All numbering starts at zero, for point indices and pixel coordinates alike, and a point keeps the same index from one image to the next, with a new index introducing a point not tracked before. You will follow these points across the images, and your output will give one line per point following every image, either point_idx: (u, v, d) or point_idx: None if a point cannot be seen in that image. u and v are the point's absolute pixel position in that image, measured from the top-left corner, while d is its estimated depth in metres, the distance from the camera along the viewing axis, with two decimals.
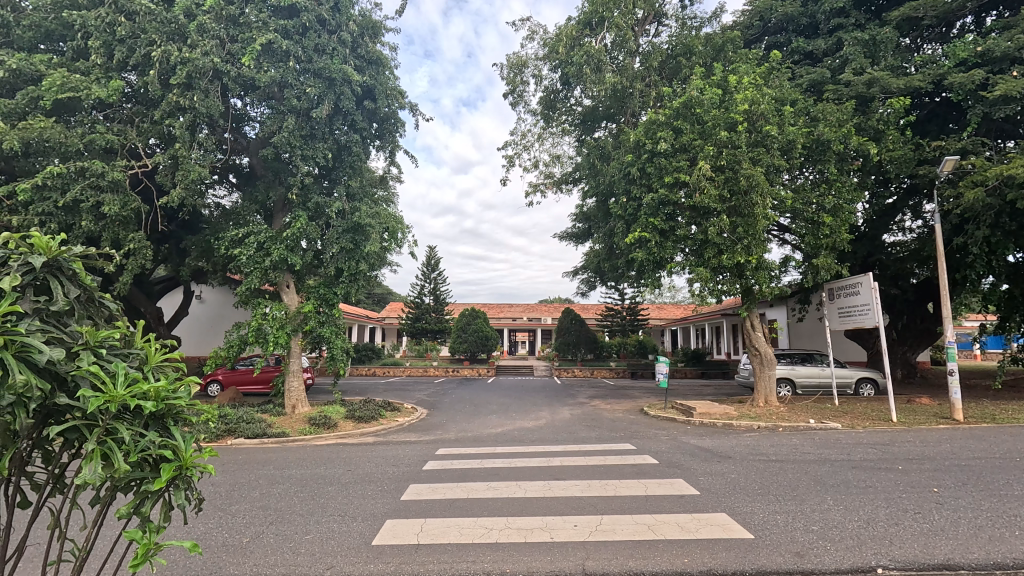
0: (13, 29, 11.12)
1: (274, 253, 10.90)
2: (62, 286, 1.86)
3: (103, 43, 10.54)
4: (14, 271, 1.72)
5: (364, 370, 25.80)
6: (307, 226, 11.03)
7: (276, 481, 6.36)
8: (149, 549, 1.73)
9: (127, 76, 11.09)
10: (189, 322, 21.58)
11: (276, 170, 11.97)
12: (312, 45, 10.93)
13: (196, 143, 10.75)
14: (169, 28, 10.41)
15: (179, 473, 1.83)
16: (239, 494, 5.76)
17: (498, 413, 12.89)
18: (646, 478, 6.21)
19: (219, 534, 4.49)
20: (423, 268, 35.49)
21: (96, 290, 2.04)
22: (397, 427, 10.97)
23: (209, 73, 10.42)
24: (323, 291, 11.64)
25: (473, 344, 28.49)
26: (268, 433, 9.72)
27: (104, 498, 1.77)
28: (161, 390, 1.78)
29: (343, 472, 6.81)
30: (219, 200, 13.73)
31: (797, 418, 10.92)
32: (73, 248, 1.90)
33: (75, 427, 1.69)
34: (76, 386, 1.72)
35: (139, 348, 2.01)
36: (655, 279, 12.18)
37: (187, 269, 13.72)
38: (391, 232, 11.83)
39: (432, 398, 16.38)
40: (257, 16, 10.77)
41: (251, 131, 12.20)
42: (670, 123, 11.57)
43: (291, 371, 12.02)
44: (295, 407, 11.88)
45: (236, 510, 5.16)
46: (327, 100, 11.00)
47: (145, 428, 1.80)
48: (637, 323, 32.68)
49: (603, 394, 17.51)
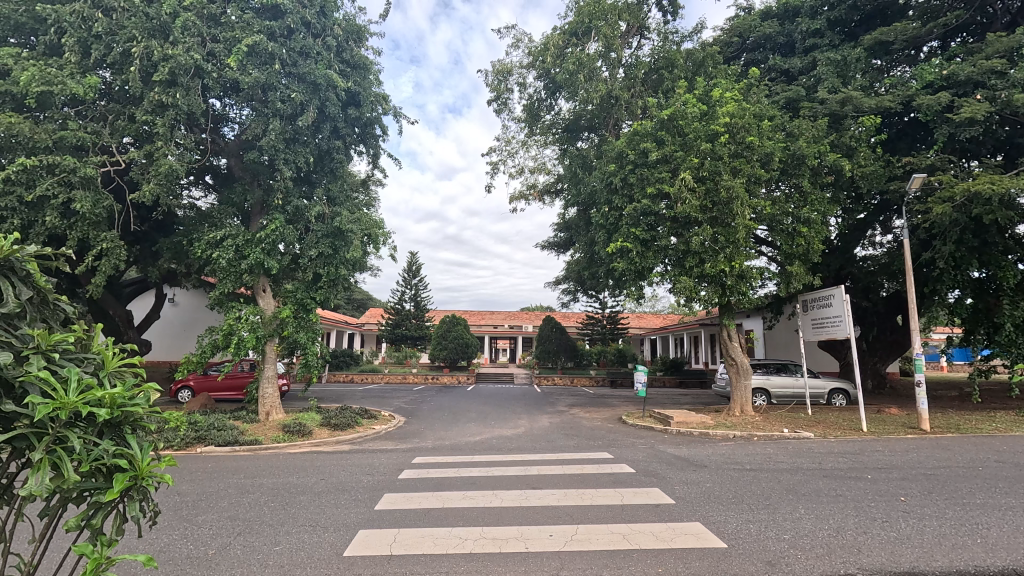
0: None
1: (250, 256, 10.70)
2: (13, 286, 1.78)
3: (77, 39, 10.30)
4: None
5: (342, 376, 25.49)
6: (284, 228, 10.81)
7: (245, 491, 6.19)
8: (100, 563, 1.65)
9: (103, 73, 10.82)
10: (161, 326, 20.98)
11: (255, 171, 11.75)
12: (298, 48, 10.84)
13: (174, 141, 10.47)
14: (151, 24, 10.21)
15: (134, 484, 1.75)
16: (206, 504, 5.60)
17: (476, 421, 12.76)
18: (623, 488, 6.21)
19: (182, 546, 4.33)
20: (404, 274, 35.19)
21: (51, 292, 1.97)
22: (374, 435, 10.83)
23: (191, 70, 10.23)
24: (301, 296, 11.42)
25: (453, 351, 28.21)
26: (239, 441, 9.49)
27: (53, 510, 1.68)
28: (117, 397, 1.71)
29: (316, 481, 6.67)
30: (194, 201, 13.44)
31: (772, 427, 11.08)
32: (26, 247, 1.83)
33: (23, 435, 1.61)
34: (24, 392, 1.65)
35: (96, 353, 1.94)
36: (636, 288, 12.23)
37: (159, 271, 13.38)
38: (372, 236, 11.65)
39: (411, 406, 16.10)
40: (241, 16, 10.59)
41: (229, 132, 11.97)
42: (653, 134, 11.78)
43: (266, 377, 11.74)
44: (269, 414, 11.60)
45: (203, 520, 5.01)
46: (311, 105, 10.94)
47: (99, 436, 1.73)
48: (617, 332, 32.80)
49: (583, 402, 17.53)
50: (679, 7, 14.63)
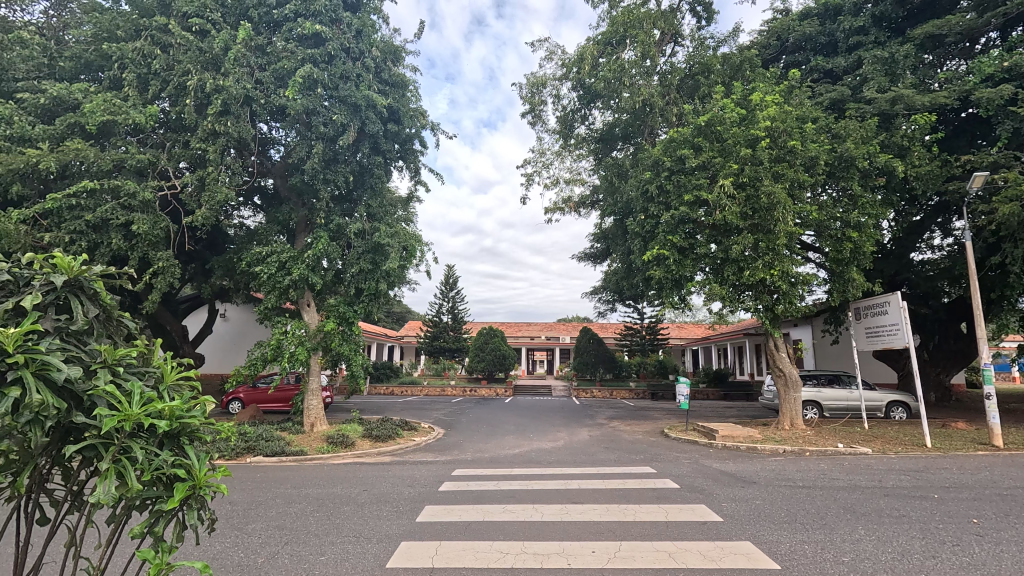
0: (56, 61, 11.62)
1: (295, 271, 11.08)
2: (82, 305, 1.92)
3: (136, 75, 11.06)
4: (36, 291, 1.79)
5: (383, 389, 25.97)
6: (327, 245, 11.19)
7: (292, 500, 6.36)
8: (161, 569, 1.73)
9: (161, 104, 11.50)
10: (213, 340, 21.98)
11: (300, 192, 12.26)
12: (338, 72, 11.30)
13: (224, 166, 11.03)
14: (204, 58, 10.86)
15: (192, 493, 1.83)
16: (256, 513, 5.79)
17: (515, 433, 12.72)
18: (667, 504, 6.02)
19: (234, 554, 4.47)
20: (441, 287, 35.63)
21: (116, 310, 2.10)
22: (414, 447, 10.94)
23: (241, 99, 10.79)
24: (343, 310, 11.72)
25: (491, 363, 28.23)
26: (286, 451, 9.78)
27: (119, 517, 1.78)
28: (176, 408, 1.80)
29: (359, 492, 6.78)
30: (244, 221, 14.08)
31: (825, 442, 10.54)
32: (93, 268, 1.95)
33: (92, 445, 1.71)
34: (93, 405, 1.74)
35: (157, 366, 2.04)
36: (675, 298, 11.95)
37: (211, 288, 14.04)
38: (410, 250, 11.94)
39: (449, 418, 16.20)
40: (286, 45, 11.17)
41: (276, 154, 12.52)
42: (691, 140, 11.56)
43: (310, 389, 12.10)
44: (313, 425, 11.89)
45: (252, 529, 5.17)
46: (352, 125, 11.35)
47: (159, 446, 1.82)
48: (657, 342, 32.08)
49: (623, 415, 17.16)
50: (713, 12, 14.41)
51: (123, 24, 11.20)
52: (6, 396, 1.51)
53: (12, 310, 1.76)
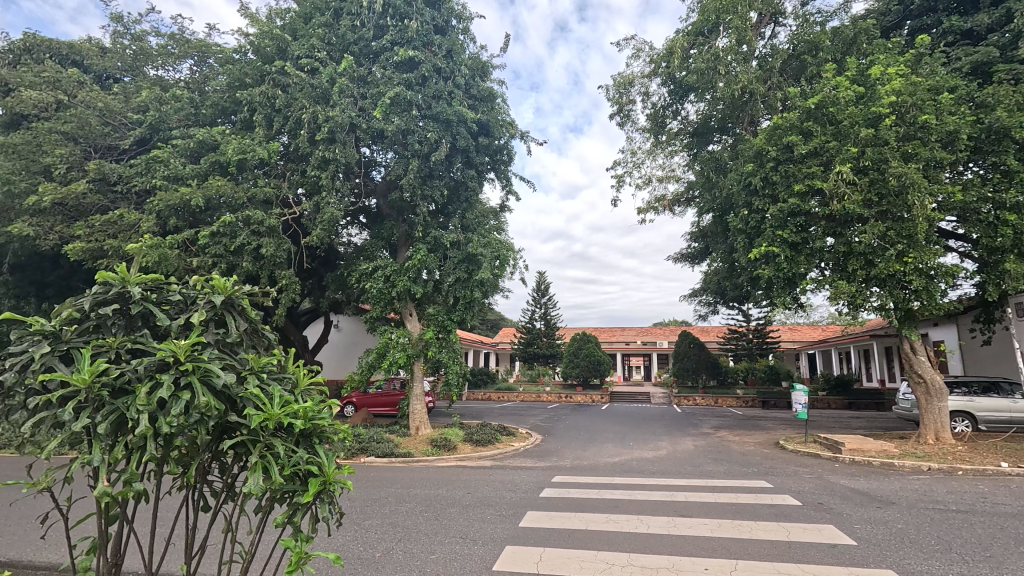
0: (200, 109, 13.41)
1: (398, 283, 11.81)
2: (234, 319, 2.19)
3: (264, 115, 12.38)
4: (199, 307, 2.09)
5: (481, 395, 26.70)
6: (426, 257, 11.81)
7: (402, 500, 6.73)
8: (300, 558, 1.90)
9: (282, 139, 12.81)
10: (328, 349, 24.02)
11: (400, 209, 13.05)
12: (432, 92, 11.93)
13: (334, 189, 12.05)
14: (315, 93, 11.98)
15: (323, 488, 2.00)
16: (371, 510, 6.21)
17: (614, 441, 12.43)
18: (788, 522, 5.51)
19: (355, 547, 4.82)
20: (533, 294, 35.91)
21: (259, 322, 2.37)
22: (513, 452, 11.10)
23: (347, 127, 11.75)
24: (442, 319, 12.27)
25: (585, 369, 27.88)
26: (395, 453, 10.39)
27: (265, 507, 1.98)
28: (309, 410, 1.99)
29: (463, 494, 7.00)
30: (352, 239, 15.24)
31: (982, 459, 9.06)
32: (241, 286, 2.22)
33: (243, 442, 1.93)
34: (244, 406, 1.97)
35: (292, 372, 2.27)
36: (787, 298, 11.00)
37: (327, 301, 15.35)
38: (503, 259, 12.26)
39: (546, 424, 16.24)
40: (384, 73, 12.02)
41: (378, 175, 13.46)
42: (799, 126, 10.62)
43: (414, 394, 12.77)
44: (418, 429, 12.51)
45: (369, 525, 5.55)
46: (445, 141, 11.89)
47: (296, 445, 2.01)
48: (766, 346, 29.70)
49: (731, 424, 16.07)
50: None
51: (250, 72, 12.65)
52: (179, 398, 1.76)
53: (182, 324, 2.06)
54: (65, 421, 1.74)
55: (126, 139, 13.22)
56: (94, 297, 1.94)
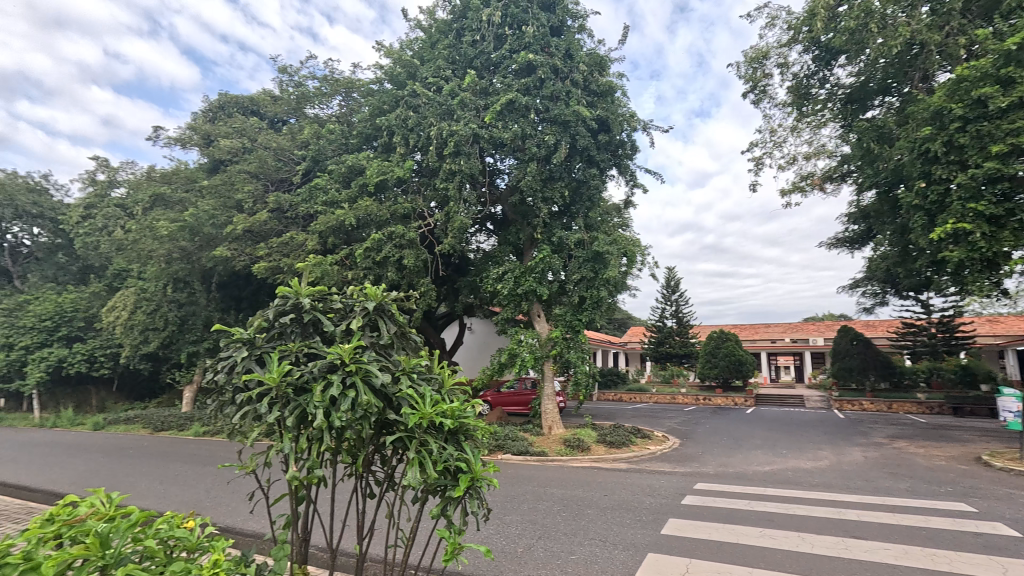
0: (348, 139, 15.09)
1: (525, 285, 12.10)
2: (385, 324, 2.41)
3: (401, 136, 13.33)
4: (357, 313, 2.33)
5: (612, 395, 26.24)
6: (551, 258, 11.95)
7: (540, 498, 6.86)
8: (455, 548, 2.02)
9: (416, 157, 13.73)
10: (464, 350, 25.46)
11: (524, 213, 13.38)
12: (549, 94, 12.05)
13: (463, 199, 12.75)
14: (442, 110, 12.79)
15: (471, 484, 2.11)
16: (512, 506, 6.43)
17: (763, 449, 11.34)
18: (1002, 557, 4.53)
19: (499, 541, 5.02)
20: (663, 291, 34.34)
21: (406, 326, 2.58)
22: (650, 455, 10.70)
23: (470, 139, 12.35)
24: (570, 319, 12.35)
25: (726, 370, 25.85)
26: (530, 451, 10.64)
27: (422, 498, 2.15)
28: (455, 409, 2.11)
29: (600, 496, 6.92)
30: (481, 245, 15.97)
31: None
32: (391, 294, 2.44)
33: (401, 437, 2.12)
34: (400, 404, 2.16)
35: (438, 373, 2.43)
36: (985, 283, 9.08)
37: (461, 305, 16.29)
38: (630, 256, 12.01)
39: (684, 427, 15.39)
40: (504, 82, 12.45)
41: (502, 182, 13.95)
42: (994, 74, 8.72)
43: (546, 394, 12.97)
44: (551, 428, 12.66)
45: (510, 520, 5.75)
46: (564, 142, 11.92)
47: (446, 441, 2.15)
48: (956, 343, 24.84)
49: (912, 434, 13.71)
50: None
51: (387, 99, 13.90)
52: (347, 396, 1.99)
53: (345, 329, 2.32)
54: (262, 414, 2.06)
55: (293, 172, 15.41)
56: (276, 308, 2.26)
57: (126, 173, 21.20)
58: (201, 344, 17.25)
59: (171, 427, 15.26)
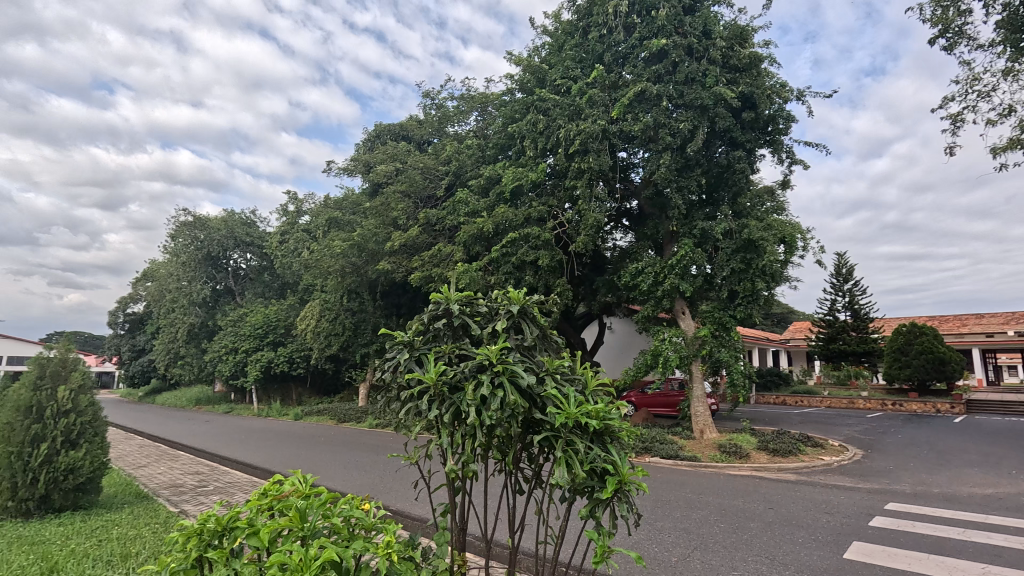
0: (485, 151, 15.89)
1: (666, 281, 11.51)
2: (528, 326, 2.49)
3: (532, 141, 13.63)
4: (502, 317, 2.43)
5: (773, 398, 23.74)
6: (694, 251, 11.22)
7: (694, 506, 6.46)
8: (605, 551, 1.99)
9: (548, 159, 13.87)
10: (605, 350, 25.12)
11: (662, 206, 12.77)
12: (684, 78, 11.35)
13: (596, 197, 12.58)
14: (570, 111, 12.79)
15: (620, 487, 2.06)
16: (663, 511, 6.15)
17: (981, 467, 9.26)
18: None
19: (652, 548, 4.84)
20: (832, 279, 30.05)
21: (548, 328, 2.63)
22: (824, 467, 9.42)
23: (600, 136, 12.17)
24: (719, 315, 11.51)
25: (922, 371, 21.68)
26: (680, 455, 10.10)
27: (570, 497, 2.16)
28: (600, 410, 2.09)
29: (765, 509, 6.27)
30: (617, 243, 15.62)
31: None
32: (531, 296, 2.50)
33: (547, 436, 2.16)
34: (545, 404, 2.20)
35: (581, 374, 2.43)
36: None
37: (599, 304, 16.10)
38: (790, 241, 10.77)
39: (867, 437, 13.26)
40: (634, 72, 12.03)
41: (637, 176, 13.50)
42: None
43: (695, 396, 12.18)
44: (703, 432, 11.85)
45: (662, 526, 5.51)
46: (702, 126, 11.12)
47: (591, 443, 2.14)
48: None
49: None
50: None
51: (517, 108, 14.34)
52: (496, 395, 2.08)
53: (491, 332, 2.44)
54: (422, 410, 2.25)
55: (438, 188, 16.72)
56: (431, 313, 2.46)
57: (309, 203, 25.04)
58: (370, 346, 19.60)
59: (351, 419, 17.58)
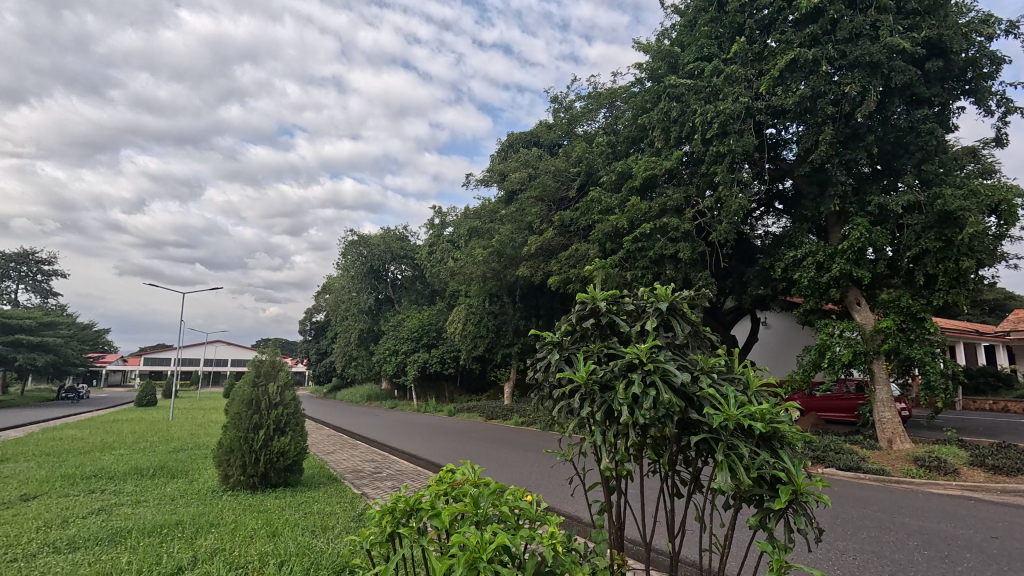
0: (616, 147, 15.57)
1: (834, 268, 10.05)
2: (679, 323, 2.39)
3: (665, 130, 12.93)
4: (650, 314, 2.38)
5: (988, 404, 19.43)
6: (871, 232, 9.66)
7: (886, 527, 5.56)
8: (781, 565, 1.82)
9: (685, 147, 13.00)
10: (760, 348, 22.88)
11: (823, 183, 11.27)
12: (846, 35, 9.91)
13: (741, 181, 11.51)
14: (706, 92, 11.92)
15: (795, 498, 1.88)
16: (845, 530, 5.41)
17: None
18: None
19: (835, 570, 4.28)
20: None
21: (700, 325, 2.50)
22: None
23: (744, 115, 11.15)
24: (907, 303, 9.79)
25: None
26: (863, 468, 8.77)
27: (735, 505, 2.03)
28: (766, 412, 1.93)
29: (986, 539, 5.17)
30: (769, 229, 14.14)
31: None
32: (681, 292, 2.40)
33: (706, 438, 2.05)
34: (702, 405, 2.10)
35: (740, 372, 2.27)
36: None
37: (751, 298, 14.70)
38: (1006, 206, 8.91)
39: None
40: (781, 39, 10.81)
41: (790, 153, 12.14)
42: None
43: (879, 400, 10.49)
44: (892, 442, 10.15)
45: (845, 547, 4.85)
46: (873, 87, 9.59)
47: (757, 447, 1.98)
48: None
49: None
50: None
51: (648, 97, 13.80)
52: (648, 395, 2.04)
53: (639, 330, 2.39)
54: (574, 408, 2.29)
55: (570, 189, 16.79)
56: (577, 313, 2.49)
57: (452, 215, 26.95)
58: (513, 347, 20.40)
59: (498, 417, 18.48)
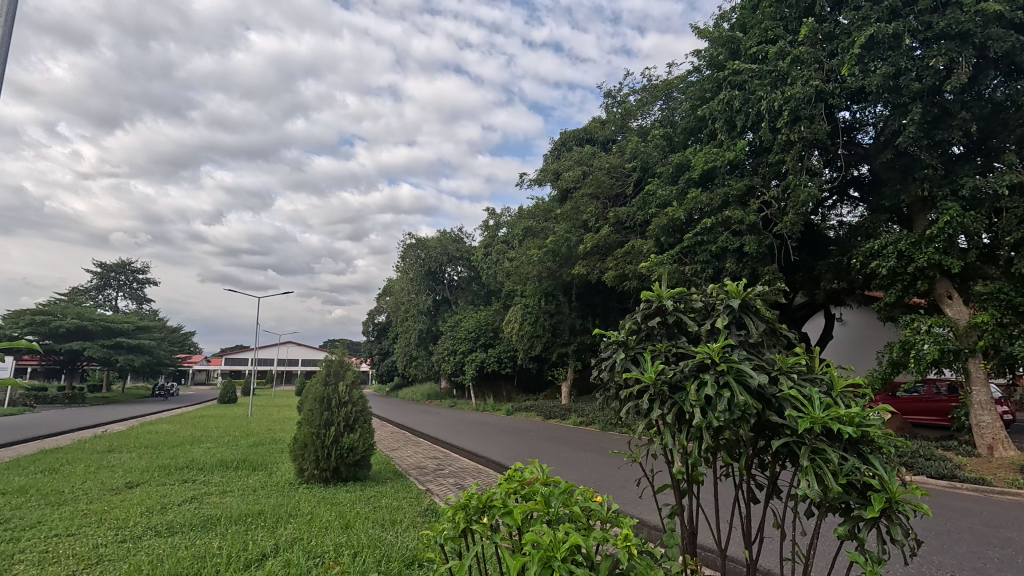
0: (673, 139, 15.11)
1: (920, 258, 9.27)
2: (753, 321, 2.29)
3: (726, 120, 12.45)
4: (722, 312, 2.29)
5: None
6: (964, 218, 8.83)
7: (989, 542, 5.05)
8: None
9: (748, 135, 12.45)
10: (836, 346, 21.44)
11: (905, 167, 10.41)
12: (930, 6, 9.12)
13: (811, 169, 10.85)
14: (771, 77, 11.31)
15: (890, 506, 1.75)
16: (941, 544, 4.95)
17: None
18: None
19: None
20: None
21: (776, 322, 2.38)
22: None
23: (813, 99, 10.49)
24: (1008, 294, 8.87)
25: None
26: (959, 476, 8.03)
27: (821, 512, 1.91)
28: (855, 414, 1.81)
29: None
30: (843, 219, 13.22)
31: None
32: (755, 288, 2.30)
33: (787, 442, 1.95)
34: (782, 406, 2.00)
35: (822, 372, 2.14)
36: None
37: (824, 294, 13.80)
38: None
39: None
40: (855, 15, 10.10)
41: (866, 136, 11.34)
42: None
43: (976, 402, 9.56)
44: (992, 449, 9.23)
45: (941, 562, 4.44)
46: (963, 59, 8.76)
47: (845, 452, 1.86)
48: None
49: None
50: None
51: (707, 87, 13.28)
52: (722, 396, 1.97)
53: (710, 329, 2.31)
54: (643, 409, 2.25)
55: (626, 185, 16.45)
56: (643, 311, 2.43)
57: (506, 216, 27.15)
58: (569, 347, 20.26)
59: (556, 417, 18.41)
